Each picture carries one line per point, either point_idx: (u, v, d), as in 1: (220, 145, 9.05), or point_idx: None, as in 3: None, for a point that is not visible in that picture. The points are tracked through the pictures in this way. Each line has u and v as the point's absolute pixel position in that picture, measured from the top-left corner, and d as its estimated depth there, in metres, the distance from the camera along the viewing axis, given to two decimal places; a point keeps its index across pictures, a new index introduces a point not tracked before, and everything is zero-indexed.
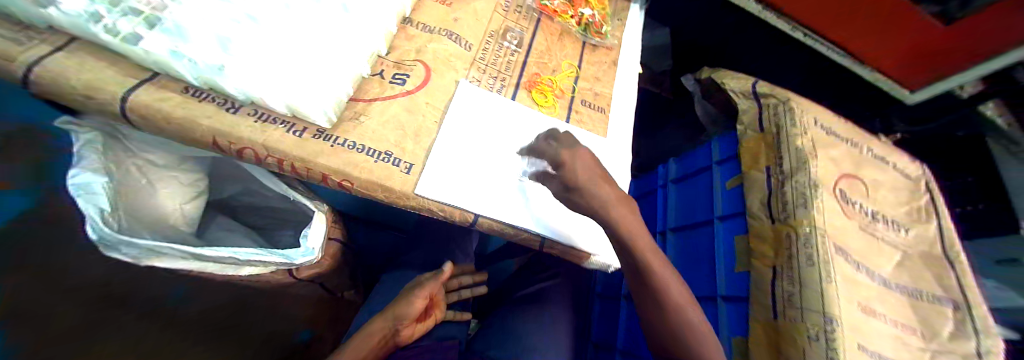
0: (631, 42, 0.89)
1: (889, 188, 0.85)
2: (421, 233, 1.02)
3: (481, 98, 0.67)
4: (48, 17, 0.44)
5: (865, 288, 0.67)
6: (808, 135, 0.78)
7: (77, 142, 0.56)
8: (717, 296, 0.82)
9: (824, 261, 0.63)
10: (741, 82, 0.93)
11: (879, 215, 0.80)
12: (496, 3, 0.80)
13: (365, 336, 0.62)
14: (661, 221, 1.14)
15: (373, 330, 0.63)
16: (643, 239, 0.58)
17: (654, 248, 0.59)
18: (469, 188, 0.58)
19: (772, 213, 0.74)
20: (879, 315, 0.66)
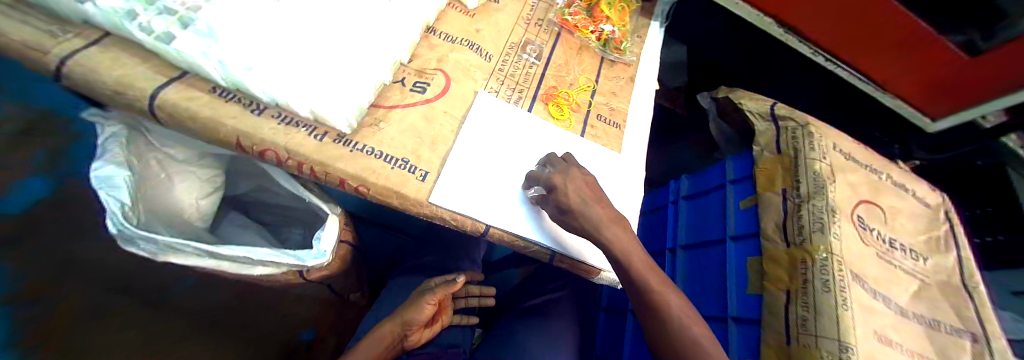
0: (650, 59, 0.90)
1: (907, 215, 0.83)
2: (428, 239, 1.01)
3: (498, 109, 0.68)
4: (86, 13, 0.46)
5: (881, 317, 0.66)
6: (826, 160, 0.77)
7: (102, 135, 0.58)
8: (728, 317, 0.79)
9: (840, 288, 0.61)
10: (759, 103, 0.92)
11: (897, 243, 0.78)
12: (517, 15, 0.81)
13: (376, 340, 0.62)
14: (670, 237, 1.10)
15: (383, 334, 0.63)
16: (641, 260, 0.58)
17: (654, 269, 0.59)
18: (483, 198, 0.58)
19: (787, 236, 0.73)
20: (895, 345, 0.64)
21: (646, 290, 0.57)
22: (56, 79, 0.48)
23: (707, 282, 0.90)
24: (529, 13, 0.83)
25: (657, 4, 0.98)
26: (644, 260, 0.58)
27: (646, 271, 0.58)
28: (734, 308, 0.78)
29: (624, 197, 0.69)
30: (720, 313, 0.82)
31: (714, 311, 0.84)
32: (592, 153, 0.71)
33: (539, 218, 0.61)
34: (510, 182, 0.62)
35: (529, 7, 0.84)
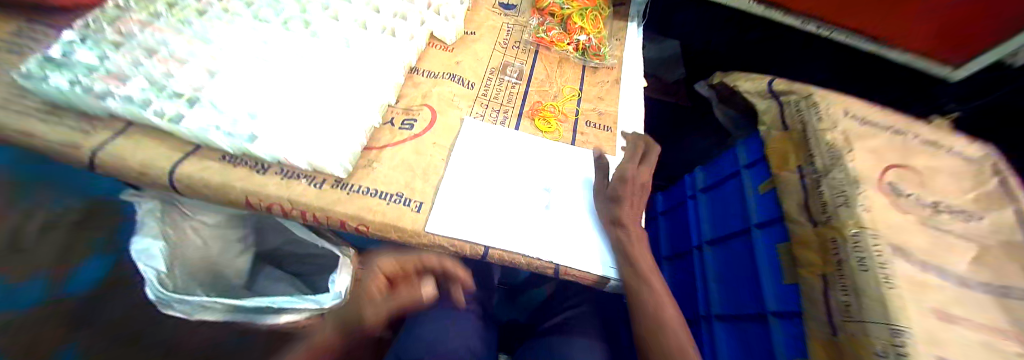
0: (632, 59, 0.90)
1: (947, 174, 0.76)
2: None
3: (487, 132, 0.70)
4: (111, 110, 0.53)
5: (934, 289, 0.59)
6: (840, 128, 0.71)
7: (140, 211, 0.64)
8: (767, 312, 0.72)
9: (880, 264, 0.55)
10: (754, 83, 0.90)
11: (942, 205, 0.71)
12: (494, 42, 0.85)
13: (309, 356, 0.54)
14: (695, 233, 1.02)
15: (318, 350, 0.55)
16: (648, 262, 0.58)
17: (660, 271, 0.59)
18: (480, 220, 0.59)
19: (811, 216, 0.68)
20: (957, 319, 0.57)
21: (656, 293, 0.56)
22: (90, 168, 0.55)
23: (737, 277, 0.83)
24: (505, 38, 0.86)
25: (632, 6, 1.00)
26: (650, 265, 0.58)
27: (652, 273, 0.57)
28: (773, 302, 0.71)
29: None
30: (758, 309, 0.75)
31: (751, 307, 0.77)
32: (585, 160, 0.71)
33: (546, 233, 0.60)
34: (508, 202, 0.62)
35: (505, 32, 0.87)
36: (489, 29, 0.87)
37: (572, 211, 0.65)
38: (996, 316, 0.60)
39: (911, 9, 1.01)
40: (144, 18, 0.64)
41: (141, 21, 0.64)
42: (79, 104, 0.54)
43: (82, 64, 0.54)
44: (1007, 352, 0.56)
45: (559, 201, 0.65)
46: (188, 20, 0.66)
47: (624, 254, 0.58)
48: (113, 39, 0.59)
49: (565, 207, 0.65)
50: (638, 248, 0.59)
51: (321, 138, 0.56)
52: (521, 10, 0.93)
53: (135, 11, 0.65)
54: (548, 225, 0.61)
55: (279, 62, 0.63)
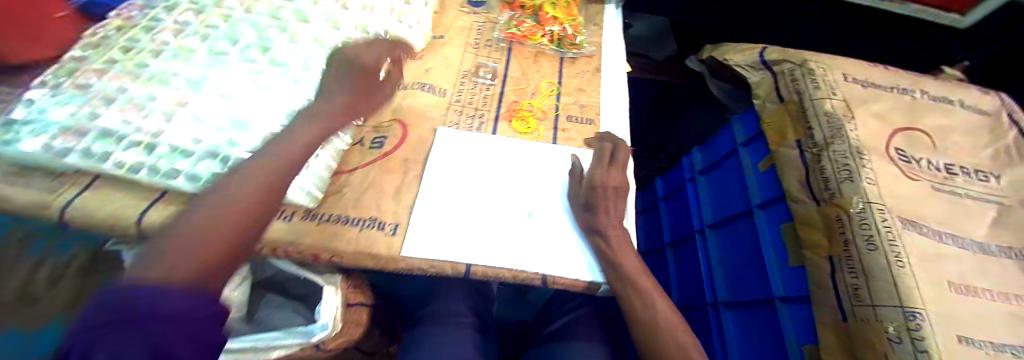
0: (613, 44, 0.85)
1: (961, 131, 0.70)
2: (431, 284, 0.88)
3: (463, 141, 0.68)
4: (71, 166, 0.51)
5: (949, 261, 0.55)
6: (838, 96, 0.67)
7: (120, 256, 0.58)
8: (774, 298, 0.69)
9: (889, 241, 0.52)
10: (745, 54, 0.84)
11: (955, 167, 0.66)
12: (465, 43, 0.81)
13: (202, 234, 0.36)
14: (696, 216, 0.97)
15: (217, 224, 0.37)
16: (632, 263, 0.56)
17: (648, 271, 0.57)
18: (459, 237, 0.56)
19: (815, 193, 0.62)
20: (974, 292, 0.54)
21: (645, 293, 0.54)
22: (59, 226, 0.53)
23: (743, 261, 0.79)
24: (477, 37, 0.83)
25: None
26: (638, 266, 0.56)
27: (642, 274, 0.55)
28: (778, 287, 0.68)
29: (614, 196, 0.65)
30: (765, 294, 0.72)
31: (759, 293, 0.74)
32: (568, 160, 0.68)
33: (525, 242, 0.58)
34: (488, 213, 0.60)
35: (475, 31, 0.84)
36: (458, 30, 0.83)
37: (556, 216, 0.62)
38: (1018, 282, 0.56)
39: None
40: (100, 66, 0.58)
41: (97, 69, 0.58)
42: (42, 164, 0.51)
43: (39, 120, 0.51)
44: None
45: (542, 206, 0.62)
46: (144, 62, 0.60)
47: (613, 257, 0.55)
48: (68, 91, 0.55)
49: (547, 212, 0.62)
50: (629, 249, 0.56)
51: None
52: (491, 5, 0.88)
53: (92, 59, 0.59)
54: (530, 233, 0.59)
55: (243, 97, 0.60)
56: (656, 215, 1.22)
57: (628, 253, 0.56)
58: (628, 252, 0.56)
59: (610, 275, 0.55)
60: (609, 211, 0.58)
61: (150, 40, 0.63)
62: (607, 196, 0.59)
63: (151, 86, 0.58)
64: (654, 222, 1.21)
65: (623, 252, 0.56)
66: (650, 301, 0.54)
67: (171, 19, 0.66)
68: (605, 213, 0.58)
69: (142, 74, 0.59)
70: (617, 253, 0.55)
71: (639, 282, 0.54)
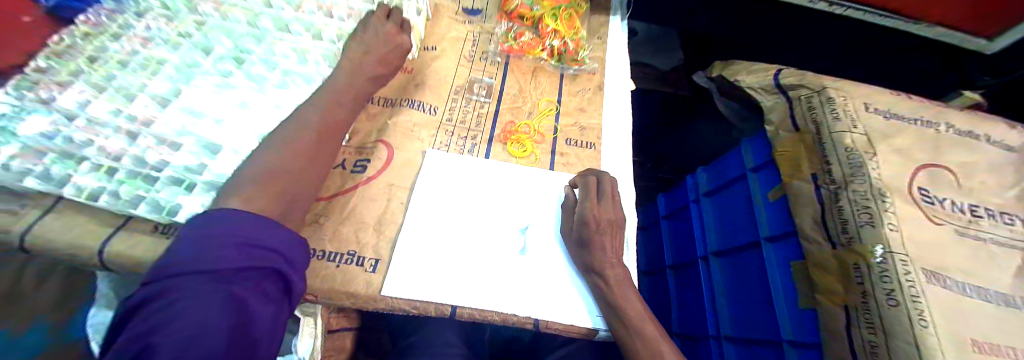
0: (616, 60, 0.80)
1: (991, 169, 0.65)
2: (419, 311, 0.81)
3: (452, 164, 0.63)
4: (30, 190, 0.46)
5: (974, 318, 0.51)
6: (861, 128, 0.61)
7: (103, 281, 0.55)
8: (782, 339, 0.65)
9: (912, 298, 0.47)
10: (758, 76, 0.78)
11: (984, 208, 0.61)
12: (459, 56, 0.76)
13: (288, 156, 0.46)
14: (699, 242, 0.93)
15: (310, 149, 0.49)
16: (636, 308, 0.50)
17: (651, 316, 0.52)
18: (444, 277, 0.52)
19: (830, 234, 0.58)
20: (1003, 352, 0.49)
21: (650, 340, 0.49)
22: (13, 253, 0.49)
23: (750, 295, 0.75)
24: (472, 49, 0.77)
25: None
26: (642, 311, 0.50)
27: (644, 320, 0.50)
28: (787, 329, 0.64)
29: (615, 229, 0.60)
30: (772, 334, 0.67)
31: (766, 332, 0.69)
32: (563, 189, 0.63)
33: (514, 282, 0.53)
34: (478, 249, 0.55)
35: (470, 42, 0.78)
36: (451, 41, 0.78)
37: (552, 253, 0.57)
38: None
39: None
40: (62, 80, 0.53)
41: (58, 82, 0.52)
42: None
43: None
44: None
45: (537, 241, 0.58)
46: (111, 74, 0.56)
47: (612, 301, 0.50)
48: (29, 107, 0.48)
49: (545, 250, 0.57)
50: (629, 292, 0.51)
51: None
52: (487, 15, 0.83)
53: (53, 69, 0.53)
54: (521, 272, 0.54)
55: (214, 114, 0.56)
56: (656, 233, 1.17)
57: (630, 297, 0.51)
58: (631, 294, 0.51)
59: (611, 320, 0.50)
60: (608, 249, 0.53)
61: (118, 49, 0.59)
62: (603, 232, 0.53)
63: (115, 101, 0.54)
64: (655, 242, 1.17)
65: (624, 295, 0.50)
66: (655, 349, 0.49)
67: (139, 25, 0.62)
68: (605, 250, 0.52)
69: (107, 87, 0.55)
70: (618, 296, 0.50)
71: (641, 328, 0.49)
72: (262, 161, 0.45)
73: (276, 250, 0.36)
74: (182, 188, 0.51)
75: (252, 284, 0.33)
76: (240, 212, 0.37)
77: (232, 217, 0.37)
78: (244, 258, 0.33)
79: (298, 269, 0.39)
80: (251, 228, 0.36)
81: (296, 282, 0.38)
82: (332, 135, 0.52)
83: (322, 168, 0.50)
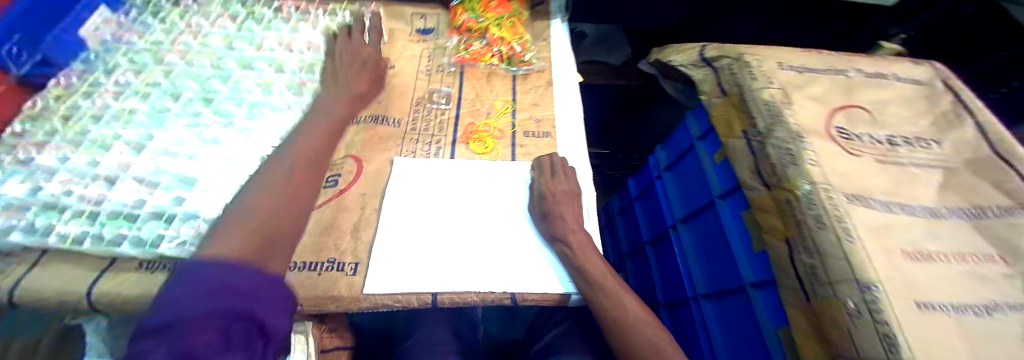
0: (562, 57, 0.87)
1: (899, 103, 0.73)
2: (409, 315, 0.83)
3: (419, 167, 0.68)
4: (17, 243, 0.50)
5: (902, 230, 0.57)
6: (774, 84, 0.69)
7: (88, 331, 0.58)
8: (746, 284, 0.70)
9: (838, 219, 0.53)
10: (685, 54, 0.87)
11: (898, 137, 0.68)
12: (417, 72, 0.82)
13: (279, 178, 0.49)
14: (668, 213, 0.99)
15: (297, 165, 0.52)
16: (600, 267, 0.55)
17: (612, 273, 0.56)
18: (421, 268, 0.56)
19: (765, 180, 0.64)
20: (929, 256, 0.55)
21: (614, 295, 0.53)
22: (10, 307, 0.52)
23: (715, 253, 0.80)
24: (428, 64, 0.84)
25: (551, 2, 0.96)
26: (604, 270, 0.55)
27: (606, 276, 0.55)
28: (749, 273, 0.69)
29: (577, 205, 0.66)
30: (737, 283, 0.72)
31: (732, 282, 0.74)
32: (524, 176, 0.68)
33: (485, 263, 0.57)
34: (450, 238, 0.60)
35: (426, 59, 0.85)
36: (407, 59, 0.84)
37: (522, 234, 0.61)
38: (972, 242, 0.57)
39: None
40: (40, 139, 0.58)
41: (37, 142, 0.58)
42: None
43: None
44: (987, 278, 0.54)
45: (505, 224, 0.62)
46: (85, 128, 0.61)
47: (577, 264, 0.55)
48: (6, 167, 0.54)
49: (514, 231, 0.62)
50: (592, 254, 0.56)
51: None
52: (439, 32, 0.90)
53: (29, 133, 0.59)
54: (493, 254, 0.59)
55: (188, 151, 0.59)
56: (633, 216, 1.23)
57: (592, 259, 0.56)
58: (595, 258, 0.56)
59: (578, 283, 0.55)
60: (567, 218, 0.59)
61: (90, 105, 0.64)
62: (560, 204, 0.59)
63: (92, 152, 0.58)
64: (633, 223, 1.22)
65: (587, 258, 0.55)
66: (619, 301, 0.53)
67: (110, 81, 0.67)
68: (564, 219, 0.59)
69: (82, 141, 0.59)
70: (581, 259, 0.55)
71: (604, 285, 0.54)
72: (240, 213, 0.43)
73: (249, 292, 0.33)
74: (162, 221, 0.53)
75: (224, 330, 0.29)
76: (216, 261, 0.35)
77: (205, 268, 0.34)
78: (208, 303, 0.29)
79: (278, 312, 0.35)
80: (223, 276, 0.33)
81: (275, 324, 0.33)
82: (309, 175, 0.52)
83: (305, 205, 0.49)
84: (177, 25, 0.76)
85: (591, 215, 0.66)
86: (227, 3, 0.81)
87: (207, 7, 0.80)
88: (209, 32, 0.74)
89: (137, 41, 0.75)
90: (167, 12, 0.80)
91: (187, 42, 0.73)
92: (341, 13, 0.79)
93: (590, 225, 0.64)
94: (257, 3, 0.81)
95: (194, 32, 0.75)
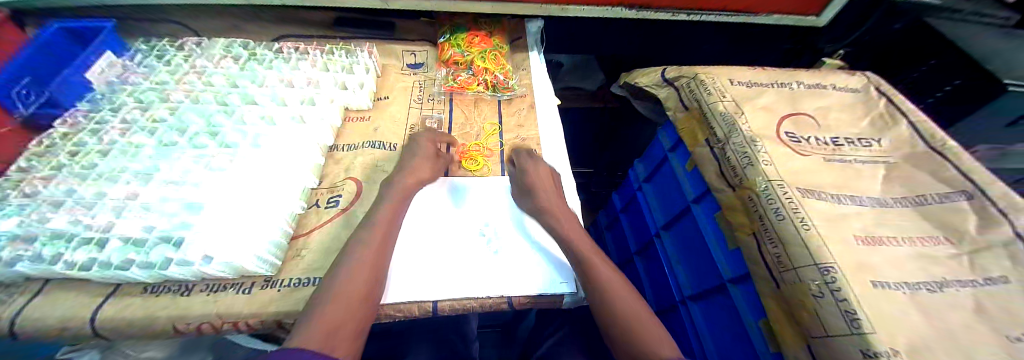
0: (541, 83, 0.96)
1: (841, 109, 0.82)
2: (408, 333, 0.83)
3: (442, 190, 0.73)
4: (26, 272, 0.53)
5: (854, 218, 0.63)
6: (727, 98, 0.79)
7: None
8: (725, 281, 0.74)
9: (793, 209, 0.60)
10: (648, 76, 0.97)
11: (842, 138, 0.77)
12: (409, 100, 0.89)
13: (367, 242, 0.57)
14: (650, 222, 1.04)
15: (379, 222, 0.60)
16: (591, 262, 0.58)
17: (608, 265, 0.59)
18: (427, 279, 0.60)
19: (728, 180, 0.71)
20: (883, 240, 0.61)
21: (598, 277, 0.56)
22: (10, 338, 0.53)
23: (696, 255, 0.84)
24: (420, 94, 0.91)
25: (528, 36, 1.07)
26: (598, 259, 0.58)
27: (597, 261, 0.58)
28: (727, 270, 0.74)
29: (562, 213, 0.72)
30: (718, 281, 0.77)
31: (713, 281, 0.79)
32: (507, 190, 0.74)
33: (479, 272, 0.61)
34: (447, 249, 0.64)
35: (417, 89, 0.92)
36: (400, 90, 0.92)
37: (513, 243, 0.66)
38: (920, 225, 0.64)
39: None
40: (47, 173, 0.61)
41: (44, 176, 0.61)
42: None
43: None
44: (935, 257, 0.60)
45: (496, 233, 0.67)
46: (92, 163, 0.63)
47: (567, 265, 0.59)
48: (15, 202, 0.57)
49: (506, 241, 0.66)
50: (582, 254, 0.60)
51: (237, 233, 0.56)
52: (428, 66, 0.99)
53: (37, 168, 0.63)
54: (486, 262, 0.63)
55: (193, 180, 0.62)
56: (619, 229, 1.28)
57: (583, 258, 0.59)
58: (587, 251, 0.60)
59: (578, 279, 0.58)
60: (556, 225, 0.64)
61: (98, 142, 0.67)
62: (547, 212, 0.64)
63: (99, 183, 0.60)
64: (620, 236, 1.27)
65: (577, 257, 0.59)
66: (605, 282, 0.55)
67: (117, 118, 0.71)
68: (551, 226, 0.64)
69: (89, 174, 0.61)
70: (570, 260, 0.60)
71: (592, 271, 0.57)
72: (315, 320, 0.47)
73: None
74: (171, 244, 0.54)
75: None
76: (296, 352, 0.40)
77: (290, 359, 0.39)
78: None
79: None
80: None
81: None
82: (389, 235, 0.59)
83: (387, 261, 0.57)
84: (182, 66, 0.82)
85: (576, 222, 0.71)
86: (230, 46, 0.87)
87: (210, 50, 0.86)
88: (213, 72, 0.79)
89: (143, 81, 0.79)
90: (172, 54, 0.85)
91: (192, 81, 0.78)
92: (337, 52, 0.86)
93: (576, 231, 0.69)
94: (259, 46, 0.88)
95: (199, 72, 0.80)
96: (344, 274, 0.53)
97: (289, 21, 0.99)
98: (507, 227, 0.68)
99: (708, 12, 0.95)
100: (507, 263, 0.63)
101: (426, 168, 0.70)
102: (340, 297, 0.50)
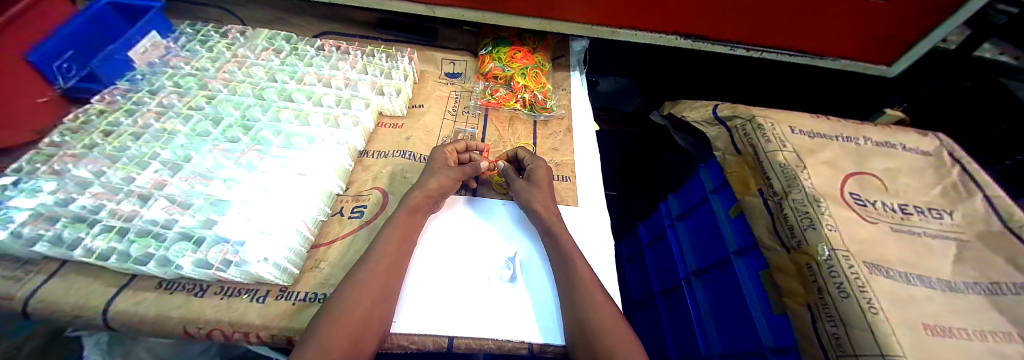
0: (580, 107, 0.92)
1: (911, 171, 0.73)
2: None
3: (461, 211, 0.72)
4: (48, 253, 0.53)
5: (929, 303, 0.54)
6: (788, 149, 0.72)
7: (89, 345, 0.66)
8: (765, 349, 0.68)
9: (860, 288, 0.53)
10: (700, 111, 0.91)
11: (908, 206, 0.67)
12: (443, 111, 0.88)
13: (377, 256, 0.54)
14: (680, 264, 0.98)
15: (391, 234, 0.57)
16: (602, 314, 0.50)
17: (618, 318, 0.51)
18: (446, 312, 0.57)
19: (784, 240, 0.65)
20: (958, 332, 0.51)
21: (586, 293, 0.52)
22: (26, 315, 0.54)
23: (731, 313, 0.79)
24: (454, 106, 0.90)
25: (571, 56, 1.03)
26: (591, 282, 0.54)
27: (586, 279, 0.54)
28: (767, 337, 0.67)
29: (595, 252, 0.67)
30: (757, 346, 0.70)
31: (751, 344, 0.72)
32: (523, 223, 0.70)
33: (501, 309, 0.58)
34: (457, 277, 0.62)
35: (452, 99, 0.91)
36: (436, 99, 0.90)
37: (539, 279, 0.62)
38: (1009, 320, 0.53)
39: (822, 21, 0.79)
40: (79, 151, 0.62)
41: (75, 154, 0.62)
42: (19, 250, 0.54)
43: (22, 208, 0.54)
44: None
45: (520, 268, 0.64)
46: (124, 145, 0.63)
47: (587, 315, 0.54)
48: (44, 178, 0.58)
49: (534, 277, 0.63)
50: (598, 299, 0.52)
51: (263, 235, 0.53)
52: (466, 76, 0.96)
53: (69, 144, 0.64)
54: (509, 301, 0.59)
55: (221, 176, 0.60)
56: (642, 262, 1.21)
57: (601, 303, 0.51)
58: (595, 288, 0.53)
59: (564, 303, 0.54)
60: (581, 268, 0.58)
61: (133, 123, 0.67)
62: (571, 253, 0.58)
63: (129, 168, 0.60)
64: (642, 271, 1.21)
65: (595, 301, 0.51)
66: (589, 296, 0.52)
67: (154, 101, 0.71)
68: None
69: (120, 157, 0.61)
70: (586, 308, 0.51)
71: (596, 311, 0.50)
72: (324, 341, 0.44)
73: None
74: (191, 243, 0.53)
75: None
76: None
77: None
78: None
79: None
80: None
81: None
82: (402, 250, 0.57)
83: (398, 278, 0.54)
84: (223, 54, 0.82)
85: (590, 259, 0.66)
86: (272, 38, 0.87)
87: (253, 41, 0.85)
88: (253, 63, 0.79)
89: (184, 65, 0.80)
90: (216, 41, 0.86)
91: (232, 71, 0.77)
92: (379, 55, 0.86)
93: (597, 271, 0.64)
94: (302, 40, 0.87)
95: (239, 61, 0.79)
96: (353, 288, 0.50)
97: (333, 19, 0.99)
98: (536, 262, 0.65)
99: (771, 50, 0.88)
100: (530, 303, 0.59)
101: (441, 188, 0.65)
102: (345, 316, 0.46)
